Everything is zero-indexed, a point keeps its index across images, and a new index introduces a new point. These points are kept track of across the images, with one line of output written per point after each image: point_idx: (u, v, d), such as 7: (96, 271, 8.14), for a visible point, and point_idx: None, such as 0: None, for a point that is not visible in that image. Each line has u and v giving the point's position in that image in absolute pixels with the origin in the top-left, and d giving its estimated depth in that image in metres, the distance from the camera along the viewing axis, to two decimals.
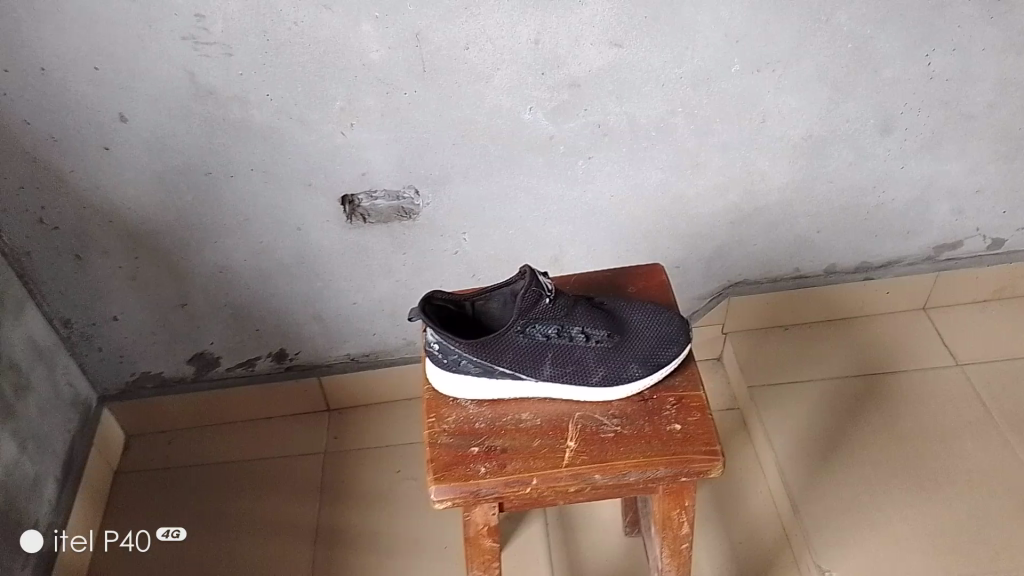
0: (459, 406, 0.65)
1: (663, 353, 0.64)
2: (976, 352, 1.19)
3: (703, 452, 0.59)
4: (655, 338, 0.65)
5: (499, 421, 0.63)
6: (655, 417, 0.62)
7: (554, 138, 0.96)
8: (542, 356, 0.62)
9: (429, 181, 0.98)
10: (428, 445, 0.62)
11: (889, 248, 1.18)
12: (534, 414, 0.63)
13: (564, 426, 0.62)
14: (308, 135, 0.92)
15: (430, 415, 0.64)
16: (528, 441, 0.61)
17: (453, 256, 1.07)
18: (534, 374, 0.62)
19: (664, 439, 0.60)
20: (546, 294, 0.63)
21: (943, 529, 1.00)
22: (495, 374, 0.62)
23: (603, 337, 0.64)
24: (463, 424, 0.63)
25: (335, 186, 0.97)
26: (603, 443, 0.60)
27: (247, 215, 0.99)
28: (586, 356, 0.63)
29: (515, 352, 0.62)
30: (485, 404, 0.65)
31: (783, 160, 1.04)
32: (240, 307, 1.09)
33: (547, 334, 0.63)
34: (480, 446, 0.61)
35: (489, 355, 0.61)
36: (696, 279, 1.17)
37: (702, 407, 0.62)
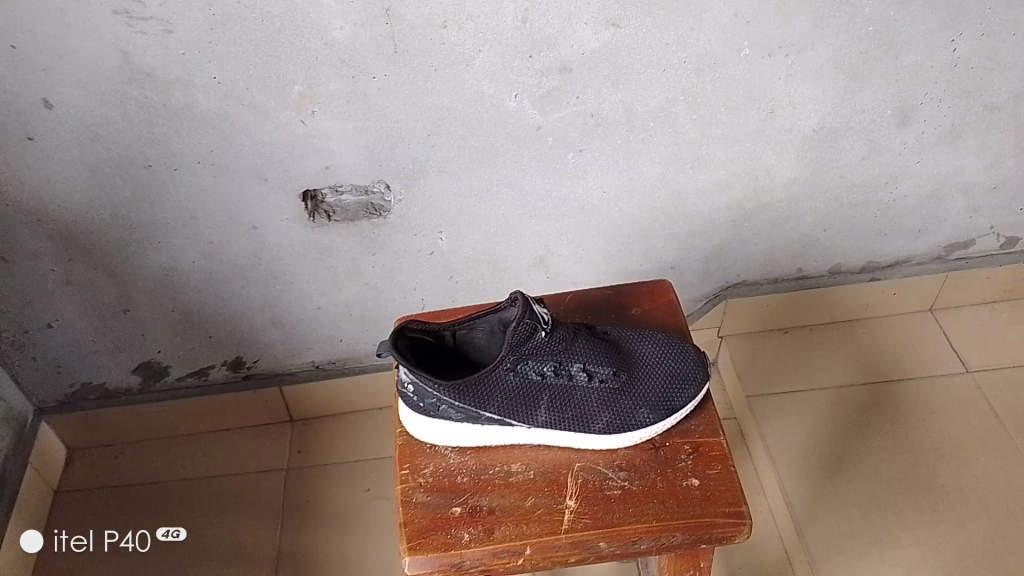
0: (438, 454, 0.57)
1: (677, 394, 0.57)
2: (986, 358, 1.12)
3: (727, 514, 0.52)
4: (667, 377, 0.58)
5: (484, 473, 0.56)
6: (669, 470, 0.55)
7: (542, 128, 0.85)
8: (537, 399, 0.55)
9: (402, 175, 0.87)
10: (402, 504, 0.54)
11: (898, 246, 1.10)
12: (525, 466, 0.56)
13: (561, 481, 0.55)
14: (263, 123, 0.81)
15: (404, 466, 0.57)
16: (520, 500, 0.54)
17: (428, 257, 0.97)
18: (528, 420, 0.55)
19: (681, 498, 0.53)
20: (542, 325, 0.56)
21: (958, 555, 0.93)
22: (480, 420, 0.55)
23: (608, 376, 0.56)
24: (443, 477, 0.56)
25: (295, 179, 0.86)
26: (608, 503, 0.53)
27: (195, 212, 0.87)
28: (588, 398, 0.55)
29: (504, 394, 0.54)
30: (468, 452, 0.57)
31: (792, 151, 0.94)
32: (190, 313, 0.98)
33: (543, 373, 0.55)
34: (463, 506, 0.54)
35: (475, 399, 0.54)
36: (691, 280, 1.08)
37: (722, 455, 0.56)
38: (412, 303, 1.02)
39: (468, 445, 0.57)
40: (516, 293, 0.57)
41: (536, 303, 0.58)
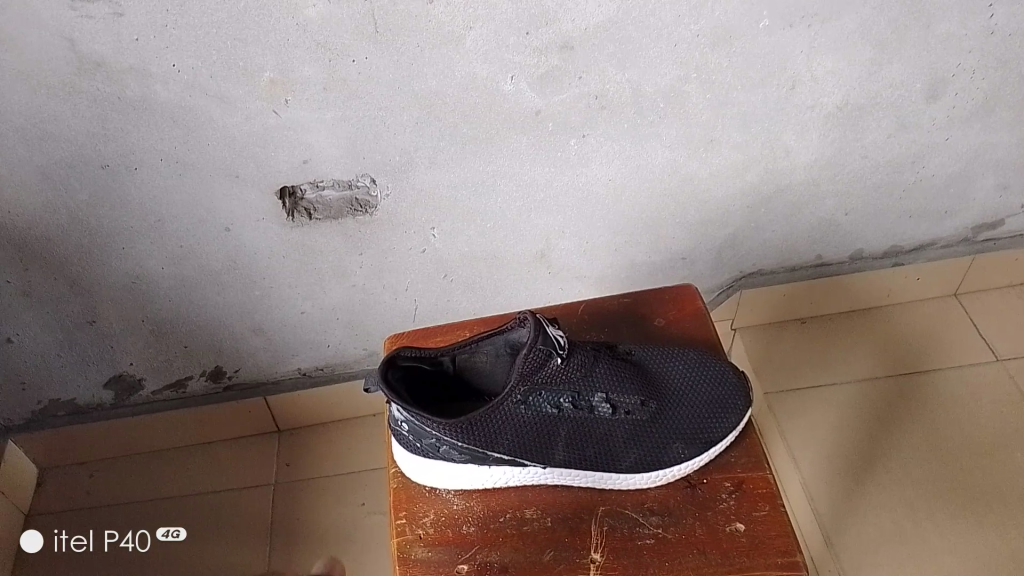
0: (441, 499, 0.60)
1: (716, 427, 0.59)
2: (1017, 345, 1.06)
3: (777, 565, 0.54)
4: (700, 406, 0.60)
5: (492, 523, 0.58)
6: (710, 514, 0.57)
7: (542, 113, 0.77)
8: (555, 436, 0.57)
9: (389, 168, 0.79)
10: (401, 559, 0.57)
11: (922, 229, 1.03)
12: (539, 513, 0.59)
13: (583, 531, 0.57)
14: (230, 115, 0.72)
15: (402, 513, 0.60)
16: (536, 552, 0.56)
17: (421, 255, 0.89)
18: (545, 459, 0.57)
19: (725, 547, 0.55)
20: (557, 352, 0.57)
21: (997, 561, 0.87)
22: (487, 461, 0.57)
23: (633, 407, 0.58)
24: (447, 528, 0.59)
25: (269, 176, 0.77)
26: (638, 553, 0.56)
27: (161, 215, 0.79)
28: (614, 432, 0.58)
29: (515, 428, 0.56)
30: (473, 497, 0.60)
31: (813, 130, 0.86)
32: (163, 323, 0.91)
33: (560, 406, 0.57)
34: (469, 562, 0.57)
35: (484, 441, 0.55)
36: (703, 271, 1.01)
37: (767, 495, 0.58)
38: (404, 305, 0.95)
39: (474, 491, 0.60)
40: (529, 315, 0.58)
41: (549, 322, 0.59)
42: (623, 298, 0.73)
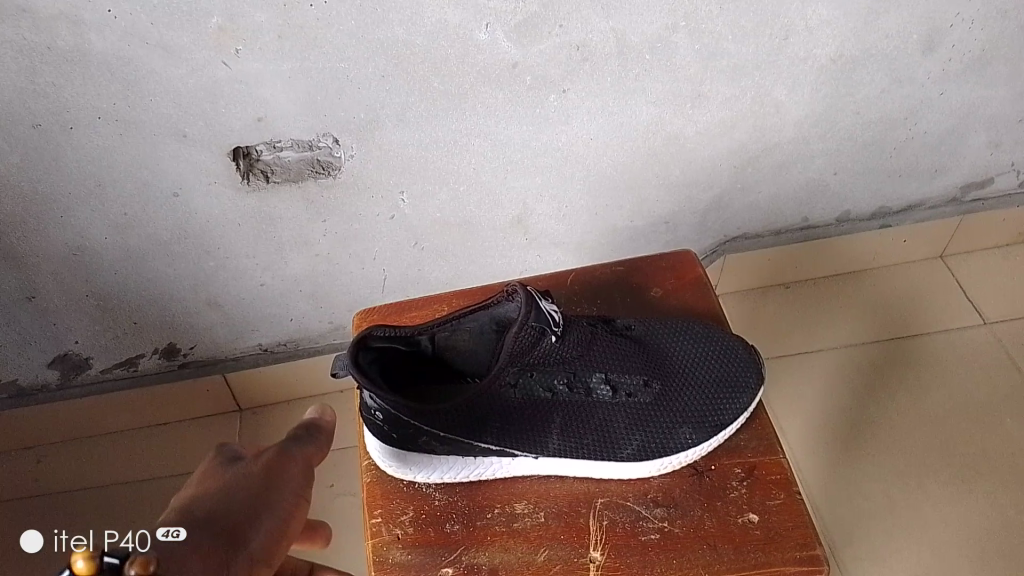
0: (423, 495, 0.57)
1: (727, 409, 0.56)
2: (1004, 307, 1.04)
3: (797, 560, 0.52)
4: (708, 386, 0.57)
5: (478, 520, 0.56)
6: (719, 507, 0.55)
7: (519, 65, 0.71)
8: (549, 423, 0.55)
9: (352, 126, 0.72)
10: (378, 563, 0.54)
11: (911, 189, 0.99)
12: (532, 508, 0.56)
13: (582, 526, 0.55)
14: (174, 66, 0.64)
15: (376, 512, 0.57)
16: (531, 553, 0.54)
17: (389, 222, 0.83)
18: (538, 448, 0.55)
19: (739, 541, 0.53)
20: (549, 329, 0.53)
21: (991, 530, 0.84)
22: (474, 451, 0.54)
23: (634, 389, 0.56)
24: (429, 527, 0.56)
25: (220, 135, 0.70)
26: (643, 550, 0.53)
27: (101, 179, 0.72)
28: (615, 416, 0.56)
29: (506, 412, 0.54)
30: (457, 492, 0.57)
31: (806, 83, 0.81)
32: (109, 298, 0.84)
33: (555, 388, 0.55)
34: (456, 564, 0.54)
35: (472, 430, 0.53)
36: (687, 235, 0.96)
37: (779, 482, 0.56)
38: (372, 275, 0.89)
39: (458, 486, 0.57)
40: (519, 287, 0.55)
41: (540, 296, 0.55)
42: (617, 265, 0.73)
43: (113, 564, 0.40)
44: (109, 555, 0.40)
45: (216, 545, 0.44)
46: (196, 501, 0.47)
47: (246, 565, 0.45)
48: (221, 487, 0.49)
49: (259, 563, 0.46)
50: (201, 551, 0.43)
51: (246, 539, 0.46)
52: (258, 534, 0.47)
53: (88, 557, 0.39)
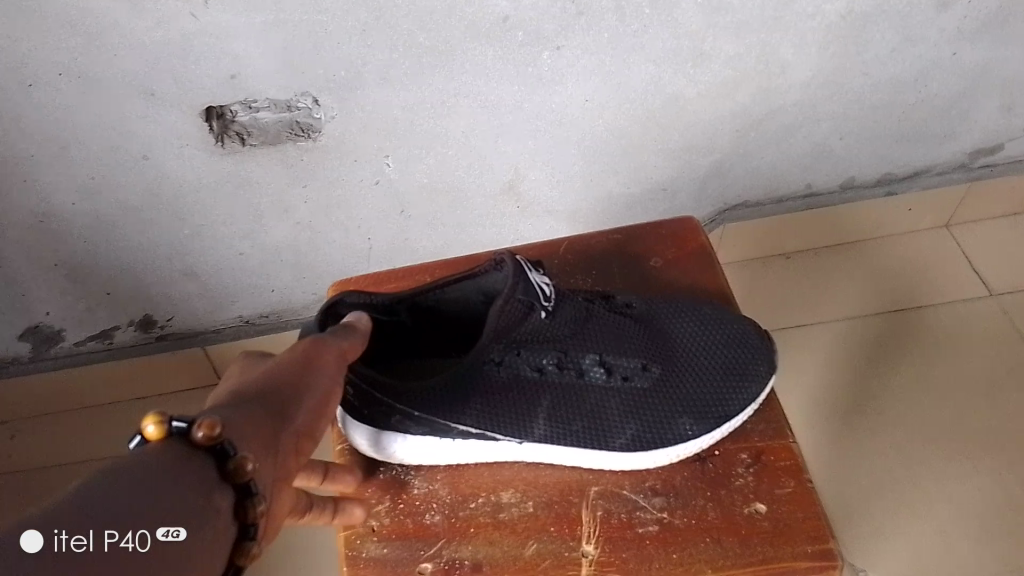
0: (402, 484, 0.55)
1: (733, 400, 0.53)
2: (1010, 279, 1.01)
3: (808, 555, 0.49)
4: (713, 374, 0.54)
5: (460, 511, 0.54)
6: (723, 497, 0.52)
7: (510, 18, 0.66)
8: (535, 406, 0.51)
9: (332, 85, 0.68)
10: (350, 558, 0.52)
11: (919, 155, 0.95)
12: (521, 497, 0.54)
13: (574, 516, 0.53)
14: (138, 18, 0.60)
15: None
16: (517, 547, 0.52)
17: (373, 187, 0.79)
18: (522, 432, 0.51)
19: (745, 534, 0.51)
20: (536, 304, 0.51)
21: (995, 509, 0.82)
22: (453, 435, 0.50)
23: (631, 373, 0.53)
24: (406, 519, 0.54)
25: (190, 93, 0.66)
26: (639, 544, 0.51)
27: (65, 141, 0.68)
28: (608, 403, 0.52)
29: (490, 392, 0.50)
30: (438, 481, 0.55)
31: (813, 42, 0.77)
32: (80, 268, 0.80)
33: (542, 367, 0.52)
34: (435, 559, 0.52)
35: (449, 410, 0.49)
36: (686, 203, 0.92)
37: (789, 469, 0.54)
38: (357, 244, 0.85)
39: (439, 473, 0.55)
40: (506, 255, 0.53)
41: (530, 267, 0.53)
42: (614, 233, 0.69)
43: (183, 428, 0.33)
44: (177, 417, 0.33)
45: (268, 415, 0.37)
46: (231, 386, 0.40)
47: (295, 439, 0.39)
48: (253, 375, 0.41)
49: (306, 443, 0.40)
50: (255, 419, 0.36)
51: (292, 414, 0.39)
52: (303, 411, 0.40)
53: (158, 421, 0.32)
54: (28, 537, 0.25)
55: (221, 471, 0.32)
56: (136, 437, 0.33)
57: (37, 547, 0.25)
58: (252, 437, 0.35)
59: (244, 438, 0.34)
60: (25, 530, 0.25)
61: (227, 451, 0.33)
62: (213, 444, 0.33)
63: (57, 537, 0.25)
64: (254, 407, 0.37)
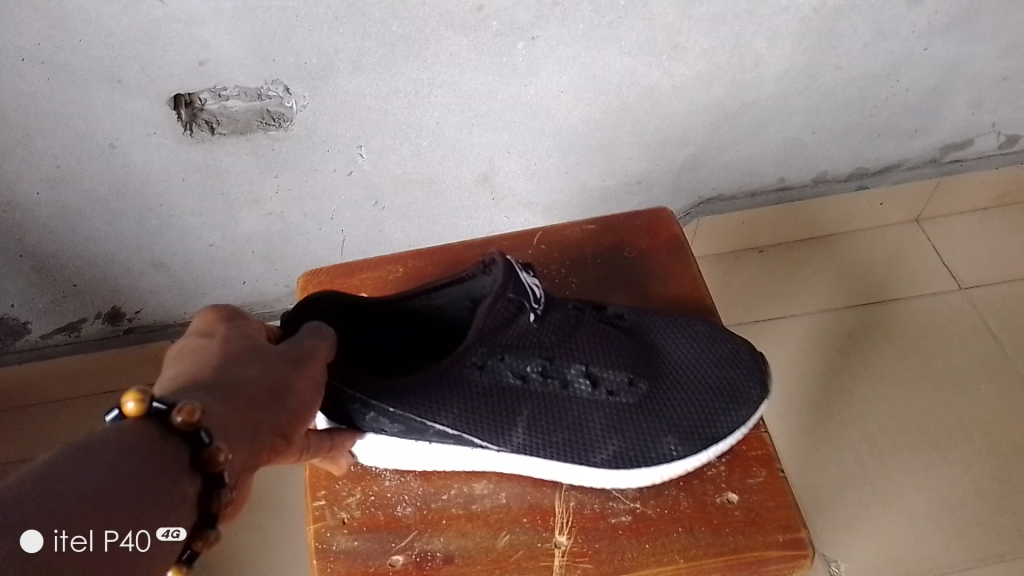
0: (371, 474, 0.55)
1: (721, 422, 0.52)
2: (978, 272, 1.02)
3: (779, 544, 0.50)
4: (702, 394, 0.53)
5: (432, 502, 0.54)
6: (695, 487, 0.53)
7: (485, 8, 0.66)
8: (516, 415, 0.50)
9: (305, 73, 0.67)
10: (322, 551, 0.52)
11: (890, 150, 0.96)
12: (494, 488, 0.54)
13: (547, 508, 0.53)
14: (103, 3, 0.58)
15: (321, 494, 0.55)
16: (490, 538, 0.52)
17: (347, 178, 0.78)
18: (501, 441, 0.50)
19: (717, 524, 0.51)
20: (525, 301, 0.52)
21: (963, 498, 0.83)
22: (426, 436, 0.49)
23: (617, 388, 0.52)
24: (378, 511, 0.54)
25: (159, 81, 0.65)
26: (612, 535, 0.51)
27: (30, 128, 0.66)
28: (591, 416, 0.51)
29: (471, 396, 0.49)
30: (410, 472, 0.55)
31: (787, 36, 0.77)
32: (45, 259, 0.78)
33: (525, 375, 0.51)
34: (407, 552, 0.51)
35: (427, 408, 0.48)
36: (660, 196, 0.93)
37: (760, 458, 0.54)
38: (330, 236, 0.84)
39: (411, 464, 0.55)
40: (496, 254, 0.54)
41: (520, 269, 0.54)
42: (589, 223, 0.69)
43: (160, 411, 0.32)
44: (159, 398, 0.33)
45: (248, 406, 0.36)
46: (217, 356, 0.39)
47: (271, 435, 0.38)
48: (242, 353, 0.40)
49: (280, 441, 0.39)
50: (236, 411, 0.35)
51: (274, 409, 0.38)
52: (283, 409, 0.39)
53: (139, 399, 0.32)
54: (28, 537, 0.25)
55: (193, 458, 0.32)
56: (114, 410, 0.32)
57: (36, 546, 0.25)
58: (230, 430, 0.34)
59: (221, 430, 0.34)
60: (26, 529, 0.25)
61: (201, 440, 0.32)
62: (189, 430, 0.32)
63: (57, 536, 0.26)
64: (238, 398, 0.36)
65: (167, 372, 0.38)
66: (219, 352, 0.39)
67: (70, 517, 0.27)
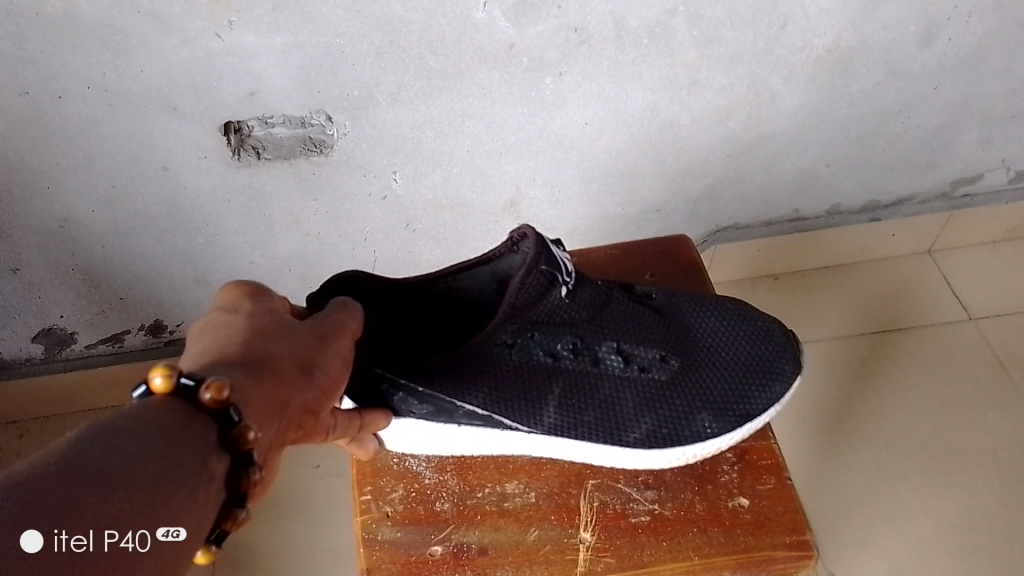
0: (413, 473, 0.59)
1: (754, 400, 0.56)
2: (989, 304, 1.05)
3: (786, 545, 0.53)
4: (735, 371, 0.57)
5: (468, 500, 0.57)
6: (710, 491, 0.56)
7: (516, 46, 0.70)
8: (549, 393, 0.54)
9: (346, 104, 0.72)
10: (367, 542, 0.55)
11: (902, 183, 0.99)
12: (524, 488, 0.58)
13: (573, 507, 0.56)
14: (166, 37, 0.63)
15: (367, 490, 0.58)
16: (520, 533, 0.55)
17: (381, 202, 0.82)
18: (534, 421, 0.53)
19: (728, 525, 0.54)
20: (556, 277, 0.55)
21: (970, 523, 0.85)
22: (458, 419, 0.53)
23: (648, 364, 0.56)
24: (418, 505, 0.57)
25: (212, 109, 0.69)
26: (632, 532, 0.54)
27: (89, 150, 0.71)
28: (623, 393, 0.55)
29: (503, 372, 0.53)
30: (448, 472, 0.59)
31: (802, 74, 0.81)
32: (95, 273, 0.83)
33: (557, 352, 0.54)
34: (445, 544, 0.55)
35: (456, 389, 0.51)
36: (679, 224, 0.96)
37: (770, 467, 0.57)
38: (363, 256, 0.89)
39: (449, 464, 0.59)
40: (527, 229, 0.57)
41: (552, 245, 0.57)
42: (612, 248, 0.73)
43: (189, 387, 0.36)
44: (188, 375, 0.36)
45: (276, 383, 0.40)
46: (249, 331, 0.42)
47: (299, 410, 0.41)
48: (270, 328, 0.43)
49: (308, 416, 0.42)
50: (264, 386, 0.39)
51: (301, 384, 0.42)
52: (310, 386, 0.42)
53: (166, 374, 0.35)
54: (28, 538, 0.27)
55: (220, 437, 0.35)
56: (143, 385, 0.36)
57: (37, 546, 0.27)
58: (257, 407, 0.37)
59: (249, 405, 0.37)
60: (26, 530, 0.27)
61: (230, 418, 0.35)
62: (217, 407, 0.35)
63: (57, 536, 0.27)
64: (266, 375, 0.39)
65: (196, 345, 0.41)
66: (245, 327, 0.42)
67: (69, 518, 0.28)
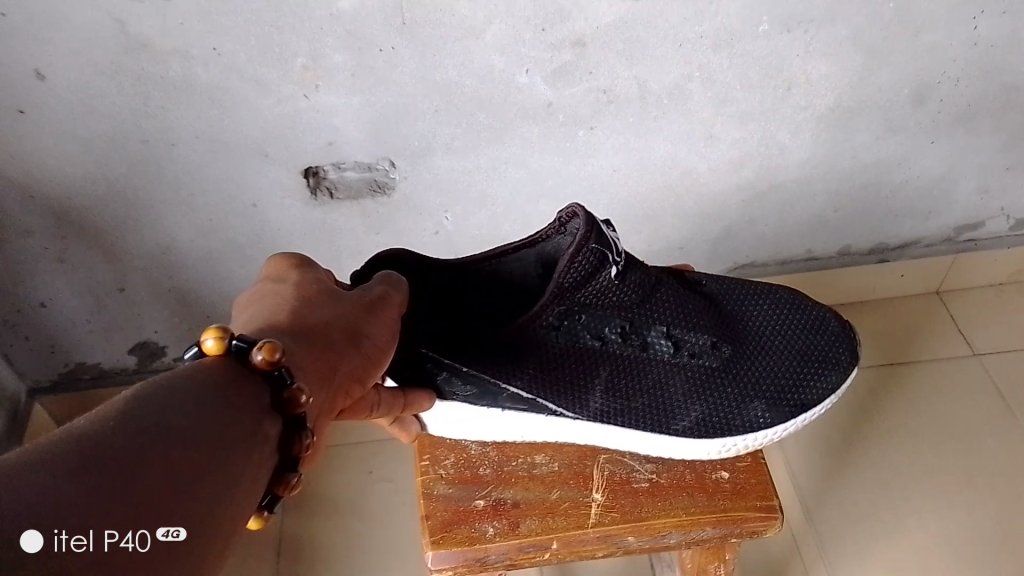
0: (460, 447, 0.70)
1: (805, 392, 0.66)
2: (992, 341, 1.12)
3: (757, 507, 0.64)
4: (786, 362, 0.67)
5: (505, 466, 0.68)
6: (699, 465, 0.67)
7: (553, 105, 0.82)
8: (598, 380, 0.64)
9: (407, 152, 0.84)
10: (425, 497, 0.66)
11: (907, 228, 1.08)
12: (547, 458, 0.69)
13: (587, 474, 0.67)
14: (264, 98, 0.76)
15: (424, 458, 0.69)
16: (545, 492, 0.66)
17: (434, 236, 0.94)
18: (582, 406, 0.64)
19: (711, 491, 0.65)
20: (606, 257, 0.64)
21: (965, 539, 0.93)
22: (501, 401, 0.64)
23: (697, 352, 0.66)
24: (465, 469, 0.68)
25: (296, 157, 0.82)
26: (635, 494, 0.65)
27: (193, 187, 0.84)
28: (670, 379, 0.65)
29: (552, 352, 0.64)
30: (489, 445, 0.70)
31: (807, 130, 0.92)
32: (188, 292, 0.96)
33: (610, 336, 0.65)
34: (485, 499, 0.66)
35: (500, 372, 0.62)
36: (699, 260, 1.07)
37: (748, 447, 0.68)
38: None
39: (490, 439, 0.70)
40: (578, 209, 0.66)
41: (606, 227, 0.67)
42: None
43: (240, 349, 0.41)
44: (239, 337, 0.41)
45: (326, 348, 0.48)
46: (295, 306, 0.50)
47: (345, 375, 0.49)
48: (317, 303, 0.51)
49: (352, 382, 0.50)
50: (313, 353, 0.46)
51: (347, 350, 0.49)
52: (353, 354, 0.50)
53: (217, 336, 0.41)
54: (28, 537, 0.28)
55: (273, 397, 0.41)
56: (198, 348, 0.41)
57: (36, 546, 0.28)
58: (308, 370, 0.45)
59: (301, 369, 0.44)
60: (25, 529, 0.28)
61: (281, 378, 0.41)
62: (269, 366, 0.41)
63: (58, 537, 0.28)
64: (317, 341, 0.47)
65: (256, 311, 0.49)
66: (295, 299, 0.51)
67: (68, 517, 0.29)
